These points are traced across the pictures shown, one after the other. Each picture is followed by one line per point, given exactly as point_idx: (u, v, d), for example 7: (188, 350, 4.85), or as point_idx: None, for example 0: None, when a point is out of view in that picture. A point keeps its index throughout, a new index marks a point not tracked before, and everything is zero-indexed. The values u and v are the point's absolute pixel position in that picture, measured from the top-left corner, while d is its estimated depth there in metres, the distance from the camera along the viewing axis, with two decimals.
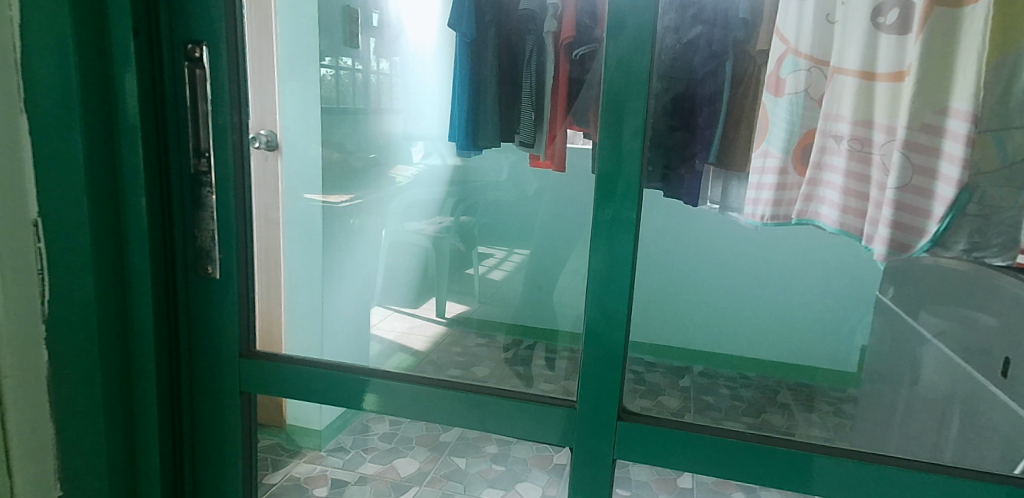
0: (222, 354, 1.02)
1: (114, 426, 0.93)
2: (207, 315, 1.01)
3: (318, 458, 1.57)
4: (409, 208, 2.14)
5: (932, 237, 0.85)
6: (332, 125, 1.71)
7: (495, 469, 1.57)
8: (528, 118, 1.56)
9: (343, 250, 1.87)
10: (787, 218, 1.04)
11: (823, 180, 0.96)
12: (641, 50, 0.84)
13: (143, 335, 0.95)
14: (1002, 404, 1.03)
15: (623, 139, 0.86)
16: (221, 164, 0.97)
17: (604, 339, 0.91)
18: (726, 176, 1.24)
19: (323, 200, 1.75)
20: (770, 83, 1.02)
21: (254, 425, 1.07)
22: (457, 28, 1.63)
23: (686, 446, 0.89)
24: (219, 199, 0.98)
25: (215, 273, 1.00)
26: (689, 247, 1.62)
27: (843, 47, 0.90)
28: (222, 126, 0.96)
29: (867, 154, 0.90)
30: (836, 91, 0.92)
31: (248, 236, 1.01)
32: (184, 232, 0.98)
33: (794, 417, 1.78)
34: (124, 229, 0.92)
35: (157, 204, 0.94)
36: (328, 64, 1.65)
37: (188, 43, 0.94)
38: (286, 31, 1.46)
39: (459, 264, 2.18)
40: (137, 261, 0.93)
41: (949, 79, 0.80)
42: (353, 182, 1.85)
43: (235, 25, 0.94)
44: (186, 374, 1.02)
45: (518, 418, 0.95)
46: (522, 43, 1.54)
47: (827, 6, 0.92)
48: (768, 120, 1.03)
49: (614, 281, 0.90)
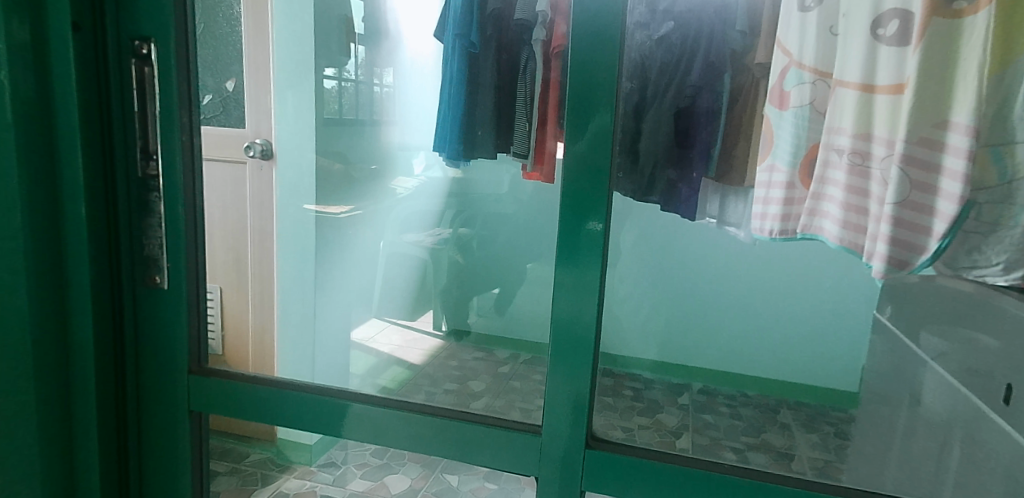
0: (170, 371, 0.96)
1: (51, 446, 0.85)
2: (156, 328, 0.95)
3: (309, 474, 1.58)
4: (408, 218, 2.15)
5: (931, 254, 0.81)
6: (331, 135, 1.65)
7: (488, 488, 1.34)
8: (522, 127, 1.54)
9: (337, 262, 1.77)
10: (791, 233, 1.01)
11: (825, 193, 0.94)
12: (612, 52, 0.79)
13: (82, 352, 0.88)
14: (1003, 433, 0.94)
15: (590, 144, 0.81)
16: (170, 167, 0.91)
17: (578, 359, 0.85)
18: (723, 192, 1.22)
19: (316, 209, 1.66)
20: (774, 96, 1.03)
21: (205, 447, 1.00)
22: (461, 37, 1.60)
23: (679, 483, 0.83)
24: (167, 208, 0.92)
25: (163, 284, 0.93)
26: (682, 261, 1.59)
27: (845, 60, 0.89)
28: (171, 125, 0.90)
29: (867, 168, 0.87)
30: (837, 105, 0.91)
31: (200, 245, 0.95)
32: (130, 240, 0.92)
33: (793, 437, 1.82)
34: (64, 234, 0.86)
35: (99, 207, 0.88)
36: (330, 75, 1.60)
37: (137, 38, 0.88)
38: (278, 38, 1.44)
39: (456, 278, 2.15)
40: (77, 272, 0.87)
41: (948, 90, 0.78)
42: (352, 193, 1.76)
43: (185, 21, 0.89)
44: (132, 388, 0.96)
45: (484, 443, 0.90)
46: (519, 54, 1.53)
47: (830, 17, 0.92)
48: (773, 134, 1.02)
49: (582, 298, 0.84)
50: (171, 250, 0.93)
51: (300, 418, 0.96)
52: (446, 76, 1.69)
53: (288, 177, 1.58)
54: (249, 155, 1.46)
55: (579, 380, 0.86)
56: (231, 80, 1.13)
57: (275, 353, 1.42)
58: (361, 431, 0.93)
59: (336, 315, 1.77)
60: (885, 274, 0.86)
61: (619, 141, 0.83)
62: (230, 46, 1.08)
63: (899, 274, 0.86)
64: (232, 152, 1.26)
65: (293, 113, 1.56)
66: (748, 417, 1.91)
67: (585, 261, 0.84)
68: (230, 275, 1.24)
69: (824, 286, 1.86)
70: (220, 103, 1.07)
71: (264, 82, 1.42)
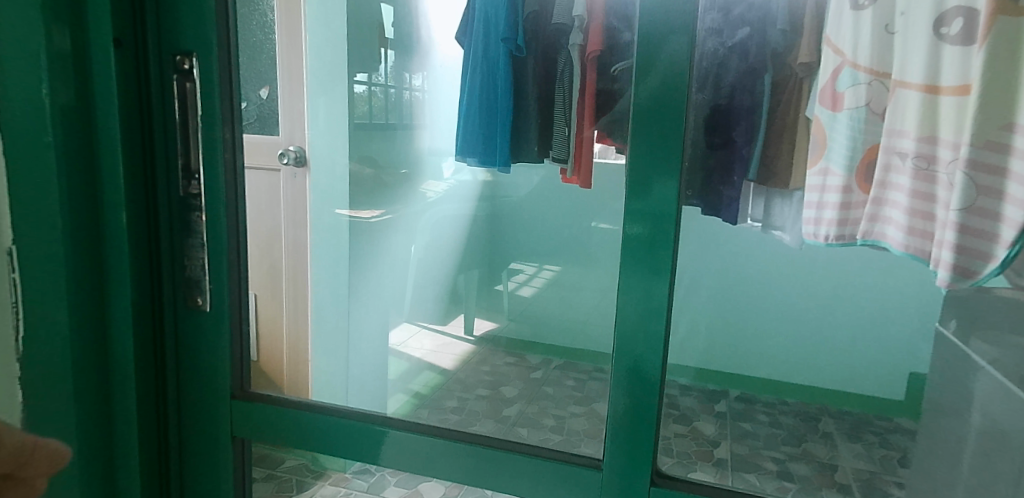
0: (213, 392, 0.96)
1: (93, 467, 0.86)
2: (197, 348, 0.95)
3: (342, 481, 1.56)
4: (437, 223, 2.10)
5: (1001, 262, 0.76)
6: (363, 139, 1.67)
7: None
8: (561, 132, 1.53)
9: (370, 266, 1.78)
10: (853, 239, 1.00)
11: (887, 199, 0.92)
12: (669, 60, 0.77)
13: (122, 369, 0.88)
14: None
15: (658, 155, 0.79)
16: (211, 184, 0.91)
17: (635, 375, 0.82)
18: (767, 194, 1.19)
19: (350, 214, 1.66)
20: (825, 96, 1.03)
21: (248, 476, 1.01)
22: (509, 42, 1.57)
23: None
24: (209, 222, 0.92)
25: (204, 304, 0.94)
26: (722, 265, 1.54)
27: (905, 60, 0.87)
28: (213, 142, 0.90)
29: (933, 172, 0.84)
30: (898, 106, 0.89)
31: (242, 261, 0.95)
32: (172, 263, 0.93)
33: (836, 447, 1.79)
34: (104, 257, 0.86)
35: (141, 227, 0.89)
36: (362, 80, 1.62)
37: (178, 54, 0.89)
38: (315, 45, 1.43)
39: (488, 281, 2.30)
40: (117, 290, 0.87)
41: (1016, 92, 0.73)
42: (382, 196, 1.78)
43: (227, 35, 0.89)
44: (174, 410, 0.96)
45: (533, 476, 0.86)
46: (556, 59, 1.52)
47: (886, 16, 0.90)
48: (826, 136, 1.03)
49: (643, 320, 0.81)
50: (215, 269, 0.93)
51: (338, 444, 0.95)
52: (484, 80, 1.66)
53: (324, 181, 1.58)
54: (283, 162, 1.42)
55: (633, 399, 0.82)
56: (264, 88, 1.12)
57: (308, 362, 1.43)
58: (398, 457, 0.92)
59: (368, 317, 1.79)
60: (952, 284, 0.81)
61: (689, 154, 0.79)
62: (265, 54, 1.09)
63: (966, 283, 0.80)
64: (268, 159, 1.27)
65: (326, 118, 1.55)
66: (787, 425, 1.89)
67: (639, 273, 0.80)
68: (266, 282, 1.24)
69: (867, 279, 1.86)
70: (255, 111, 1.08)
71: (301, 89, 1.41)
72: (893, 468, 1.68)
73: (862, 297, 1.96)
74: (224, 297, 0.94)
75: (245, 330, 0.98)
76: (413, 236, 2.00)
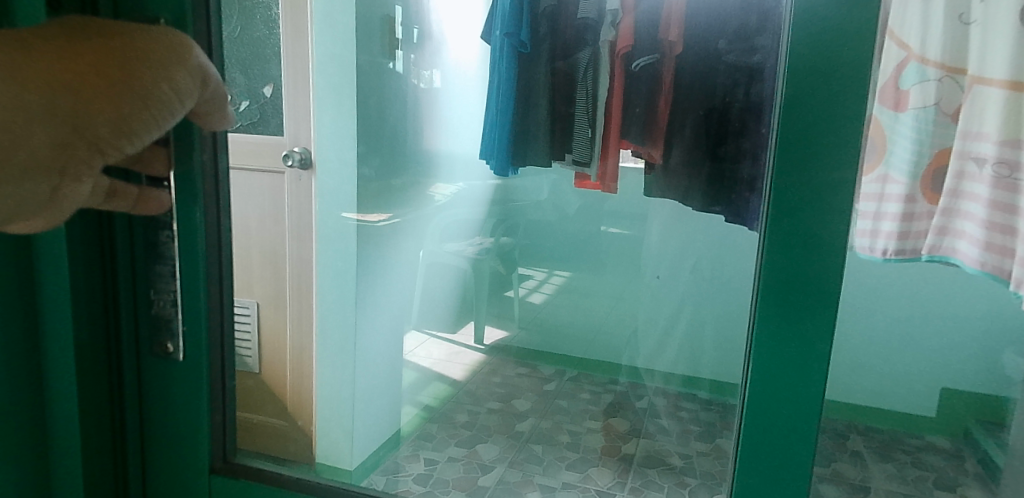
0: (190, 461, 0.80)
1: None
2: (164, 395, 0.79)
3: None
4: (447, 228, 1.95)
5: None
6: (371, 140, 1.54)
7: None
8: (582, 134, 1.47)
9: (378, 279, 1.65)
10: (915, 253, 1.00)
11: (959, 209, 0.92)
12: (849, 30, 0.55)
13: (65, 422, 0.73)
14: None
15: (787, 176, 0.59)
16: (188, 193, 0.74)
17: (761, 442, 0.64)
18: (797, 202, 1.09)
19: (358, 218, 1.54)
20: (883, 93, 0.87)
21: None
22: (512, 36, 1.51)
23: None
24: (184, 249, 0.75)
25: (175, 354, 0.77)
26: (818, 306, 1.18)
27: (985, 57, 0.87)
28: (185, 132, 0.73)
29: (1015, 181, 0.85)
30: (976, 106, 0.89)
31: (224, 299, 0.79)
32: (140, 301, 0.77)
33: (867, 468, 1.70)
34: (39, 289, 0.71)
35: (94, 246, 0.74)
36: (370, 78, 1.51)
37: (142, 20, 0.74)
38: (320, 39, 1.33)
39: (499, 287, 2.21)
40: (54, 333, 0.71)
41: None
42: (391, 201, 1.66)
43: (210, 11, 0.75)
44: (136, 463, 0.81)
45: None
46: (577, 56, 1.44)
47: (960, 5, 0.90)
48: (886, 139, 0.90)
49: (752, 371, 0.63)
50: (199, 316, 0.76)
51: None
52: (498, 76, 1.60)
53: (331, 185, 1.47)
54: (288, 165, 1.30)
55: (757, 477, 0.65)
56: (268, 85, 1.04)
57: (312, 414, 1.28)
58: None
59: (377, 329, 1.66)
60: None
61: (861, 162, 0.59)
62: (268, 48, 1.00)
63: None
64: (270, 161, 1.18)
65: (334, 119, 1.45)
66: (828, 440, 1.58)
67: (783, 318, 0.61)
68: (266, 293, 1.14)
69: (911, 301, 1.75)
70: (255, 110, 0.99)
71: (307, 86, 1.30)
72: (928, 489, 1.67)
73: (911, 319, 1.80)
74: (201, 340, 0.77)
75: (229, 386, 0.81)
76: (423, 240, 1.85)
